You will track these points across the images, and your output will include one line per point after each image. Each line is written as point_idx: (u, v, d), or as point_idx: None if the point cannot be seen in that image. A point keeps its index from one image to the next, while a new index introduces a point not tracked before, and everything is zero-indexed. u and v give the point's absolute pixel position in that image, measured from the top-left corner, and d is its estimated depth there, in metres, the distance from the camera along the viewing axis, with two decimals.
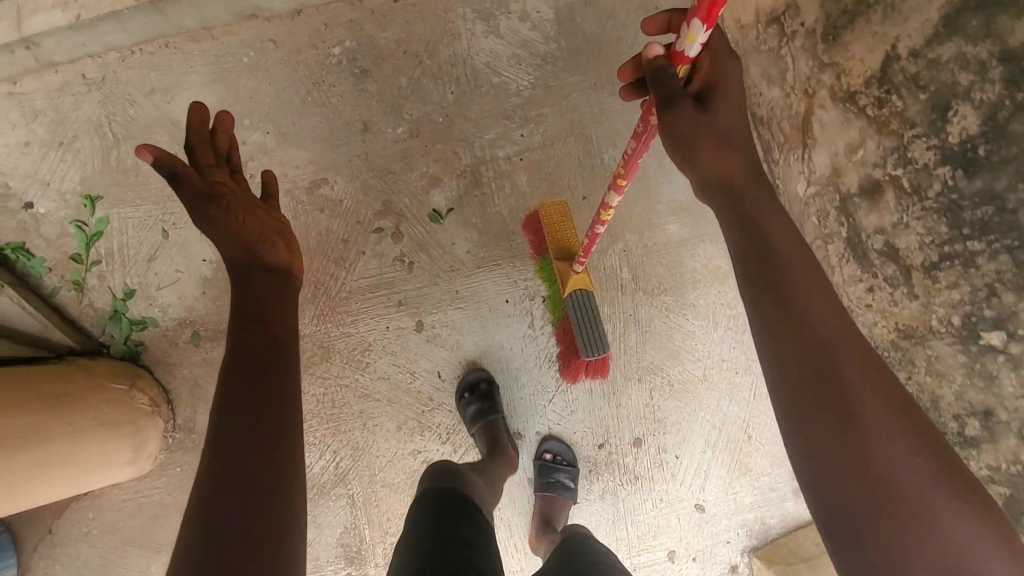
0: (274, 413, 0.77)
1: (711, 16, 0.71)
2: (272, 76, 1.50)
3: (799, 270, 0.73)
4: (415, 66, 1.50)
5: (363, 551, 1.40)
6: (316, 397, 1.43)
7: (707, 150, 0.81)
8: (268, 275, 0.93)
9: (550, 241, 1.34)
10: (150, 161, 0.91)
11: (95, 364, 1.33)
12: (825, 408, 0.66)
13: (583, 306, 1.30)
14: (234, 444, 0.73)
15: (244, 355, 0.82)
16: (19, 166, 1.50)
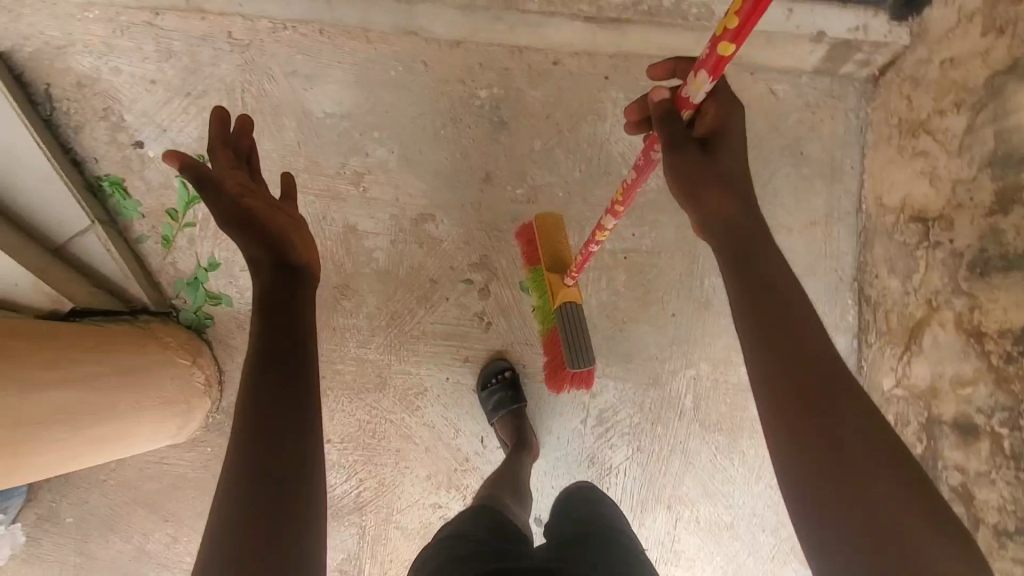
0: (283, 392, 0.76)
1: (717, 69, 0.74)
2: (412, 97, 1.48)
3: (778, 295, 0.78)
4: (553, 134, 1.49)
5: None
6: (360, 425, 1.43)
7: (706, 189, 0.82)
8: (287, 273, 0.88)
9: (543, 253, 1.30)
10: (175, 167, 0.83)
11: (167, 332, 1.33)
12: (802, 413, 0.70)
13: (570, 319, 1.28)
14: (250, 444, 0.72)
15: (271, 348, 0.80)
16: (137, 101, 1.45)
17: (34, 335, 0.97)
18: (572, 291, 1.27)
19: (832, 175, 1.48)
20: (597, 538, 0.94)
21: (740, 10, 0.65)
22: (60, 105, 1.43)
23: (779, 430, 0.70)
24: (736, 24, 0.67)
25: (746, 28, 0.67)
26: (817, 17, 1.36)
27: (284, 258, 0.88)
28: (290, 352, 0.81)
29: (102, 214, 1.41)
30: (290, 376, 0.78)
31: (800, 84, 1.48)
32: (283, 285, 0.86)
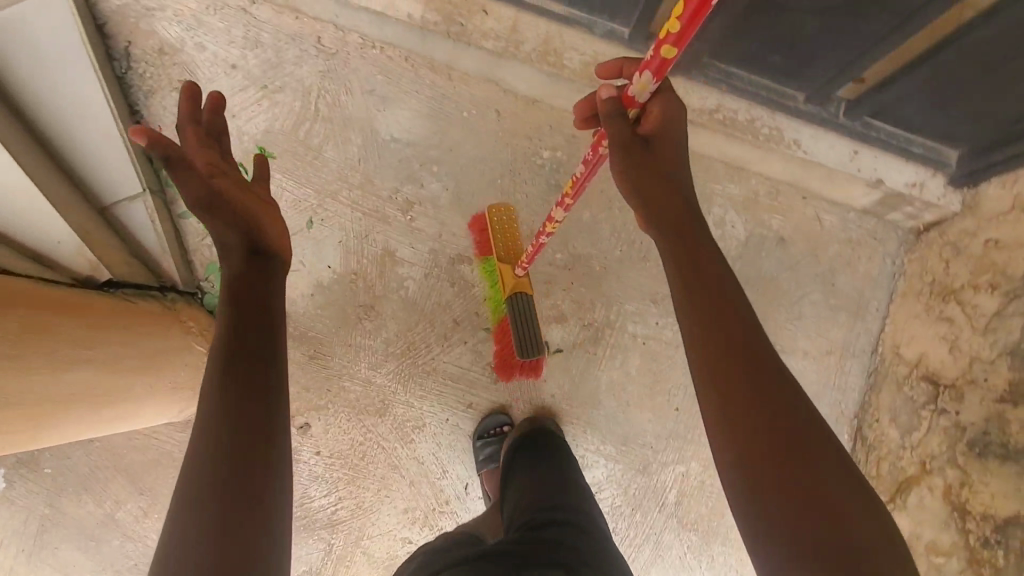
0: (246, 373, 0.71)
1: (660, 71, 0.77)
2: (478, 141, 1.51)
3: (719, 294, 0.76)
4: (604, 208, 1.52)
5: None
6: (351, 445, 1.44)
7: (640, 174, 0.84)
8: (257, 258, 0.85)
9: (499, 246, 1.40)
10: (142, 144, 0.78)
11: (190, 315, 1.32)
12: (752, 440, 0.66)
13: (515, 307, 1.39)
14: (217, 409, 0.68)
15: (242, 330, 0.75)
16: (212, 80, 1.46)
17: (76, 308, 0.95)
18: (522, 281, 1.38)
19: (858, 311, 1.53)
20: (537, 488, 1.09)
21: (680, 15, 0.68)
22: (136, 66, 1.44)
23: (727, 449, 0.67)
24: (677, 29, 0.70)
25: (687, 33, 0.70)
26: (880, 166, 1.41)
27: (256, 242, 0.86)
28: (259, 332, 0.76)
29: (151, 183, 1.40)
30: (253, 353, 0.74)
31: (846, 218, 1.53)
32: (257, 273, 0.83)
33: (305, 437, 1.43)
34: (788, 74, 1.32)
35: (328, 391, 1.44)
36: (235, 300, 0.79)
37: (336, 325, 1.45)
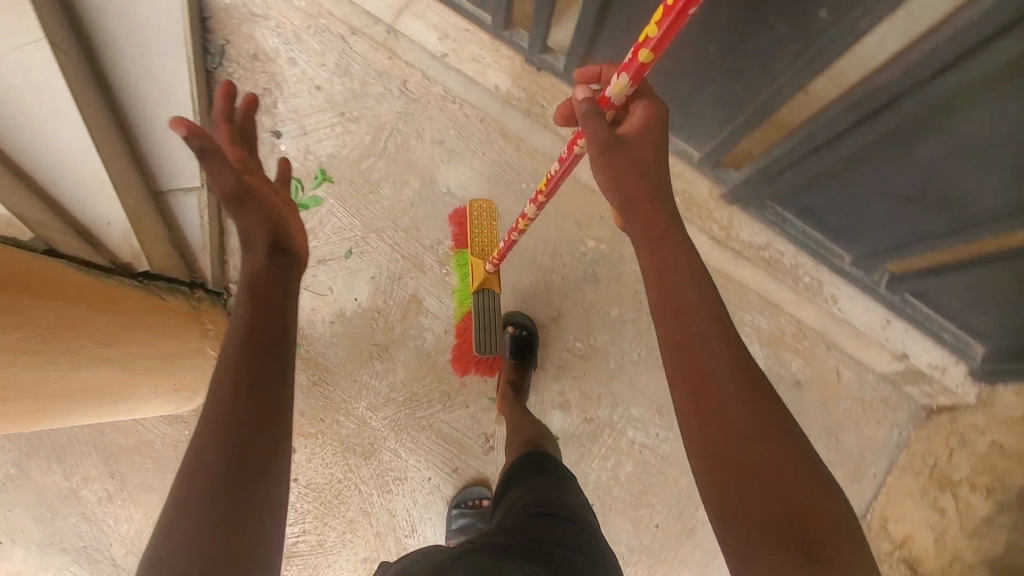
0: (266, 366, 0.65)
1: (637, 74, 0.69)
2: (530, 215, 1.53)
3: (686, 295, 0.65)
4: (634, 309, 1.53)
5: None
6: (329, 478, 1.43)
7: (616, 173, 0.73)
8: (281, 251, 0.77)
9: (472, 241, 1.37)
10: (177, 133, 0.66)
11: (211, 317, 1.32)
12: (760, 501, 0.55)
13: (480, 306, 1.39)
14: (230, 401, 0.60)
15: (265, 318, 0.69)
16: (295, 96, 1.50)
17: (115, 302, 0.97)
18: (490, 279, 1.37)
19: (857, 473, 1.52)
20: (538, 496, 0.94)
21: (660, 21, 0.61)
22: (228, 64, 1.48)
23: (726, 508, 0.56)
24: (656, 35, 0.63)
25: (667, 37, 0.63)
26: (908, 341, 1.46)
27: (276, 245, 0.76)
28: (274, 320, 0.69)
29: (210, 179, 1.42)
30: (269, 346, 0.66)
31: (865, 380, 1.52)
32: (278, 279, 0.74)
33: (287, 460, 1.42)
34: (840, 237, 1.34)
35: (321, 420, 1.43)
36: (250, 299, 0.70)
37: (346, 358, 1.45)
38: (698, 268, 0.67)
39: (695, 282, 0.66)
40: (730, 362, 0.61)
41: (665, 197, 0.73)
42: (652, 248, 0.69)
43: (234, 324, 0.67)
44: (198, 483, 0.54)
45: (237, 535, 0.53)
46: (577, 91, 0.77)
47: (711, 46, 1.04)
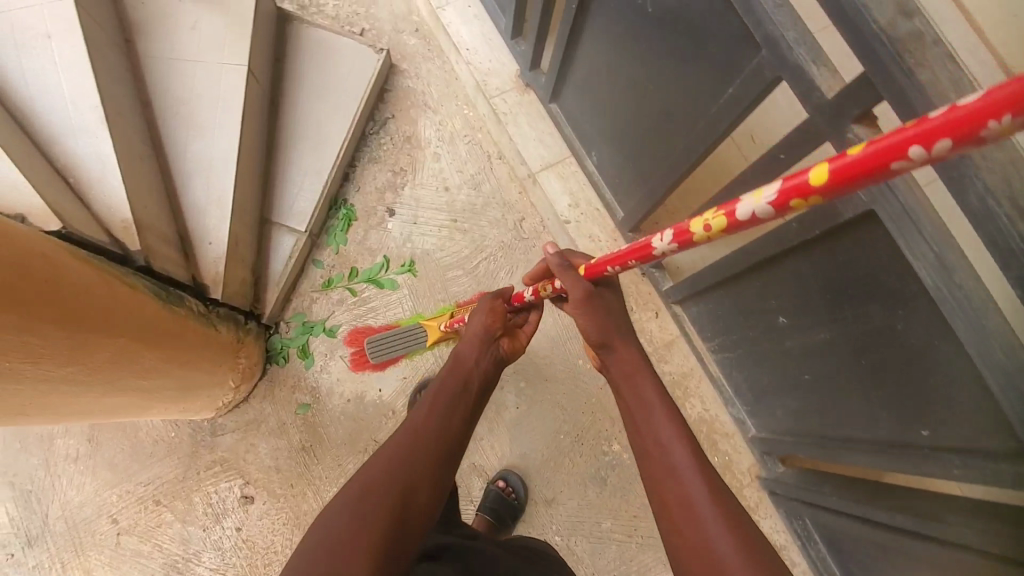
0: (446, 415, 0.82)
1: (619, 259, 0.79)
2: (572, 391, 1.51)
3: (660, 427, 0.73)
4: (627, 534, 1.44)
5: None
6: (268, 547, 1.38)
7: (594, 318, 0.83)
8: (492, 353, 1.00)
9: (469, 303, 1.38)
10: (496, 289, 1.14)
11: (248, 351, 1.35)
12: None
13: (410, 334, 1.37)
14: (413, 436, 0.77)
15: (456, 387, 0.89)
16: (423, 186, 1.59)
17: (171, 336, 1.01)
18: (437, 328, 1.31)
19: None
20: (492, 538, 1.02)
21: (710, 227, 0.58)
22: (382, 135, 1.60)
23: None
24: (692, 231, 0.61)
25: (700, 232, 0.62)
26: None
27: (499, 343, 1.03)
28: (464, 390, 0.89)
29: (316, 226, 1.50)
30: (456, 408, 0.85)
31: None
32: (484, 364, 0.97)
33: (243, 507, 1.39)
34: None
35: (291, 488, 1.41)
36: (452, 373, 0.92)
37: (342, 440, 1.44)
38: (667, 396, 0.76)
39: (667, 414, 0.74)
40: (691, 458, 0.68)
41: (632, 339, 0.84)
42: (626, 387, 0.80)
43: (437, 389, 0.88)
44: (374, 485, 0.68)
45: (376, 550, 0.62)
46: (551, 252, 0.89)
47: (806, 373, 1.01)
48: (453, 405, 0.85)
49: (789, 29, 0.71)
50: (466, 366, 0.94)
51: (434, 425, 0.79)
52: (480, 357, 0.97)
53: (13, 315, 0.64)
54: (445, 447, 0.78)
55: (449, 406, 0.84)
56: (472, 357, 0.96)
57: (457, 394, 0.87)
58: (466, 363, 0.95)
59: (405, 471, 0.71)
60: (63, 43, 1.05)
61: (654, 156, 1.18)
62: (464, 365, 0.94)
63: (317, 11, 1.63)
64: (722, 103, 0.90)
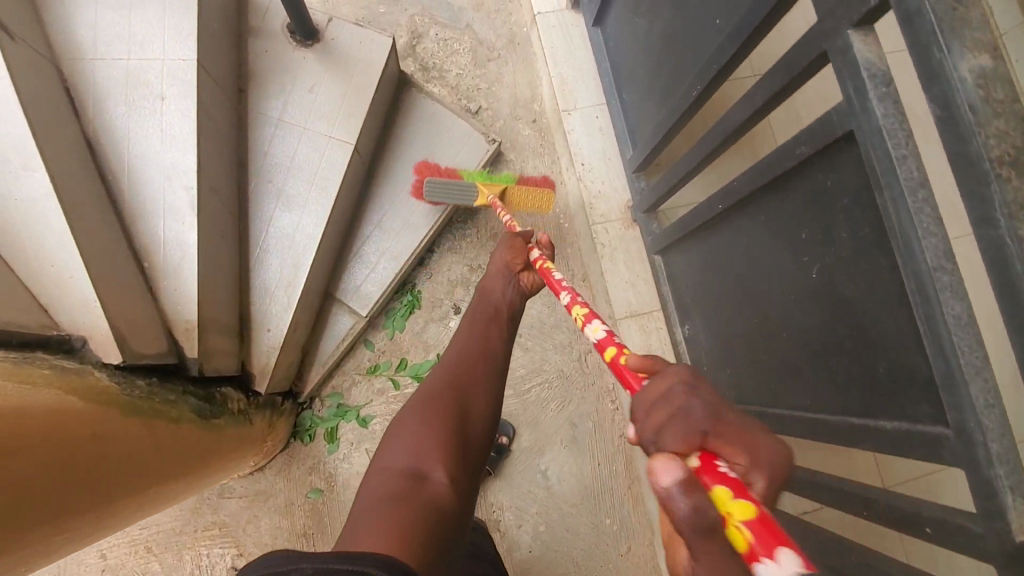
0: (478, 351, 0.89)
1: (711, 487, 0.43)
2: (591, 553, 1.41)
3: None
4: None
5: None
6: None
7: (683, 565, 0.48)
8: (518, 292, 1.06)
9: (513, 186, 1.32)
10: (511, 257, 1.07)
11: (278, 434, 1.31)
12: None
13: (464, 191, 1.31)
14: (451, 370, 0.85)
15: (475, 324, 0.96)
16: None
17: (207, 452, 0.95)
18: (485, 197, 1.30)
19: None
20: None
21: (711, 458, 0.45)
22: (470, 225, 1.50)
23: None
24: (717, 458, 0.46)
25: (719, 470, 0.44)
26: None
27: (520, 284, 1.07)
28: (489, 321, 0.97)
29: (378, 310, 1.41)
30: (488, 343, 0.92)
31: None
32: (511, 307, 1.02)
33: None
34: None
35: None
36: (473, 317, 0.99)
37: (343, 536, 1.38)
38: None
39: None
40: None
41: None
42: None
43: (457, 337, 0.95)
44: (428, 409, 0.75)
45: (445, 455, 0.69)
46: (678, 488, 0.40)
47: None
48: (483, 342, 0.92)
49: (996, 439, 0.58)
50: (488, 307, 1.01)
51: (470, 361, 0.87)
52: (504, 294, 1.03)
53: (36, 529, 0.56)
54: (486, 377, 0.85)
55: (478, 346, 0.90)
56: (495, 293, 1.04)
57: (479, 330, 0.94)
58: (485, 303, 1.02)
59: (455, 397, 0.78)
60: (172, 107, 0.97)
61: (759, 387, 1.04)
62: (483, 306, 1.01)
63: (438, 77, 1.51)
64: (871, 421, 0.77)
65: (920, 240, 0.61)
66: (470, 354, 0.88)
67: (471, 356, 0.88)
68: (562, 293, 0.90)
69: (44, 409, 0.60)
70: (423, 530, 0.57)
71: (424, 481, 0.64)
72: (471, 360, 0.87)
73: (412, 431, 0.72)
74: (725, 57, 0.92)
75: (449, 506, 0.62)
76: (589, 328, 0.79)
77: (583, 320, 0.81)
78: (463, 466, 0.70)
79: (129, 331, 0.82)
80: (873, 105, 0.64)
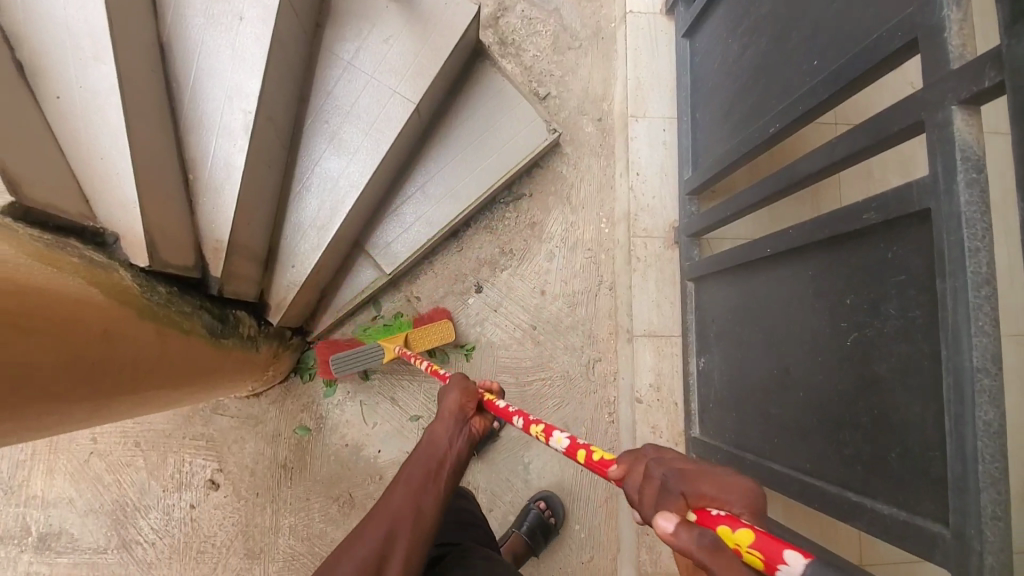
0: (404, 506, 0.75)
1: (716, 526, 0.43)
2: (553, 554, 1.41)
3: None
4: None
5: (43, 550, 1.38)
6: (208, 536, 1.39)
7: None
8: (461, 434, 0.86)
9: (412, 336, 1.34)
10: (457, 399, 0.89)
11: (281, 367, 1.33)
12: None
13: (365, 353, 1.31)
14: (370, 535, 0.71)
15: (405, 475, 0.80)
16: (522, 279, 1.47)
17: (214, 368, 0.98)
18: (392, 351, 1.31)
19: None
20: None
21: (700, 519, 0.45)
22: (511, 208, 1.47)
23: None
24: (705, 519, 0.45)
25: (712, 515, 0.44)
26: None
27: (466, 428, 0.87)
28: (422, 471, 0.80)
29: (400, 271, 1.41)
30: (420, 495, 0.77)
31: None
32: (452, 453, 0.84)
33: (205, 490, 1.40)
34: None
35: (255, 496, 1.40)
36: (400, 471, 0.81)
37: (319, 476, 1.42)
38: None
39: None
40: None
41: None
42: None
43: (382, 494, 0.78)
44: None
45: None
46: (681, 528, 0.41)
47: None
48: (415, 494, 0.77)
49: (994, 552, 0.57)
50: (422, 455, 0.82)
51: (391, 527, 0.72)
52: (443, 439, 0.84)
53: (33, 407, 0.58)
54: (409, 547, 0.71)
55: (405, 501, 0.76)
56: (443, 440, 0.84)
57: (410, 480, 0.79)
58: (419, 452, 0.83)
59: None
60: (251, 31, 0.92)
61: (760, 438, 1.02)
62: (415, 456, 0.83)
63: (514, 55, 1.49)
64: (867, 501, 0.75)
65: (971, 337, 0.58)
66: (394, 516, 0.73)
67: (393, 518, 0.73)
68: (515, 418, 0.83)
69: (65, 295, 0.62)
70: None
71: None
72: (394, 525, 0.72)
73: None
74: (813, 100, 0.87)
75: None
76: (551, 442, 0.74)
77: (543, 436, 0.75)
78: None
79: (160, 237, 0.85)
80: (959, 189, 0.60)
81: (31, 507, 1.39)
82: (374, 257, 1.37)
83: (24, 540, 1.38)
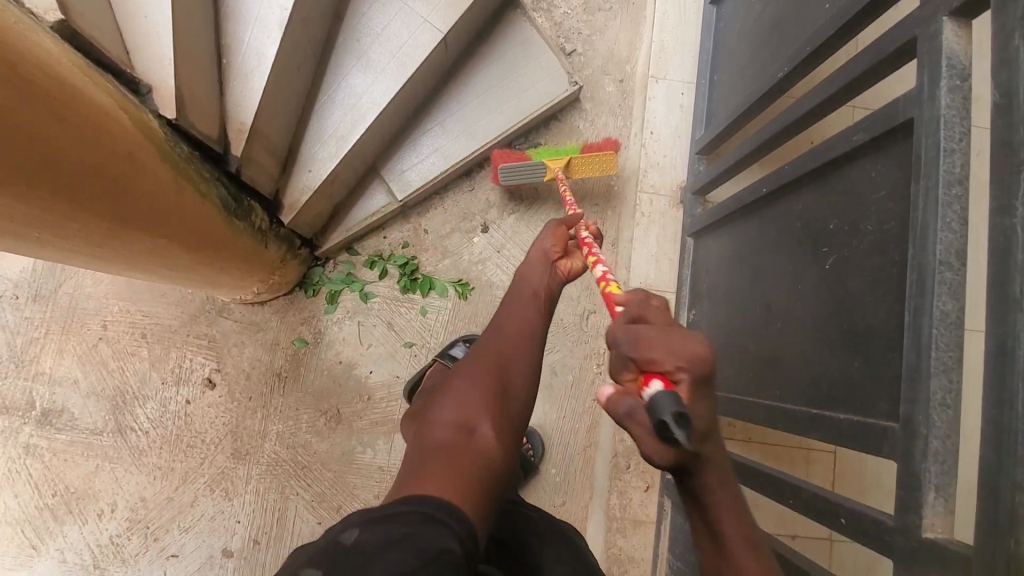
0: (516, 322, 0.87)
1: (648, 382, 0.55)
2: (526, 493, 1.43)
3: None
4: None
5: (42, 426, 1.44)
6: (199, 432, 1.45)
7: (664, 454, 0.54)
8: (558, 270, 0.98)
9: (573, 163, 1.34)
10: (548, 243, 0.98)
11: (286, 273, 1.38)
12: None
13: (530, 170, 1.34)
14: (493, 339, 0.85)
15: (512, 300, 0.92)
16: (528, 224, 1.51)
17: (225, 240, 1.05)
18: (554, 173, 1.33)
19: None
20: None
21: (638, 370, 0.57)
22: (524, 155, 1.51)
23: None
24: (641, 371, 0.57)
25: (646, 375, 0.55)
26: None
27: (560, 266, 0.98)
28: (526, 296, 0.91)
29: (413, 201, 1.46)
30: (528, 314, 0.89)
31: None
32: (547, 284, 0.95)
33: (201, 387, 1.46)
34: None
35: (248, 400, 1.46)
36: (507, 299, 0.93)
37: (310, 389, 1.46)
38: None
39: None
40: None
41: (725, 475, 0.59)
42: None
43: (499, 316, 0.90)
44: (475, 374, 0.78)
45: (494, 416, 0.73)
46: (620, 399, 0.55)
47: None
48: (521, 312, 0.89)
49: (938, 434, 0.60)
50: (523, 286, 0.93)
51: (508, 335, 0.85)
52: (542, 269, 0.95)
53: (58, 196, 0.64)
54: (529, 342, 0.85)
55: (517, 317, 0.88)
56: (537, 274, 0.95)
57: (517, 303, 0.91)
58: (519, 285, 0.94)
59: (496, 369, 0.79)
60: None
61: (738, 377, 1.04)
62: (517, 289, 0.94)
63: (546, 9, 1.53)
64: (828, 412, 0.77)
65: (937, 232, 0.61)
66: (513, 326, 0.87)
67: (509, 328, 0.86)
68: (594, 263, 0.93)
69: (98, 107, 0.68)
70: (474, 483, 0.63)
71: (471, 436, 0.70)
72: (511, 331, 0.86)
73: (462, 399, 0.75)
74: (820, 40, 0.90)
75: (496, 459, 0.68)
76: (597, 269, 0.91)
77: (592, 264, 0.93)
78: (510, 424, 0.74)
79: (191, 102, 0.91)
80: (941, 93, 0.63)
81: (37, 383, 1.45)
82: (392, 182, 1.42)
83: (25, 414, 1.44)
